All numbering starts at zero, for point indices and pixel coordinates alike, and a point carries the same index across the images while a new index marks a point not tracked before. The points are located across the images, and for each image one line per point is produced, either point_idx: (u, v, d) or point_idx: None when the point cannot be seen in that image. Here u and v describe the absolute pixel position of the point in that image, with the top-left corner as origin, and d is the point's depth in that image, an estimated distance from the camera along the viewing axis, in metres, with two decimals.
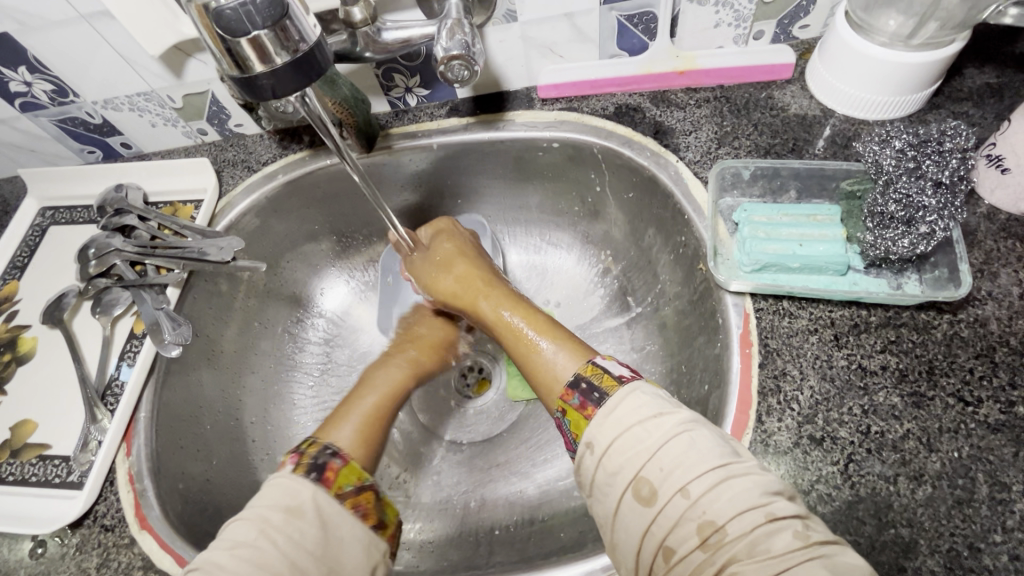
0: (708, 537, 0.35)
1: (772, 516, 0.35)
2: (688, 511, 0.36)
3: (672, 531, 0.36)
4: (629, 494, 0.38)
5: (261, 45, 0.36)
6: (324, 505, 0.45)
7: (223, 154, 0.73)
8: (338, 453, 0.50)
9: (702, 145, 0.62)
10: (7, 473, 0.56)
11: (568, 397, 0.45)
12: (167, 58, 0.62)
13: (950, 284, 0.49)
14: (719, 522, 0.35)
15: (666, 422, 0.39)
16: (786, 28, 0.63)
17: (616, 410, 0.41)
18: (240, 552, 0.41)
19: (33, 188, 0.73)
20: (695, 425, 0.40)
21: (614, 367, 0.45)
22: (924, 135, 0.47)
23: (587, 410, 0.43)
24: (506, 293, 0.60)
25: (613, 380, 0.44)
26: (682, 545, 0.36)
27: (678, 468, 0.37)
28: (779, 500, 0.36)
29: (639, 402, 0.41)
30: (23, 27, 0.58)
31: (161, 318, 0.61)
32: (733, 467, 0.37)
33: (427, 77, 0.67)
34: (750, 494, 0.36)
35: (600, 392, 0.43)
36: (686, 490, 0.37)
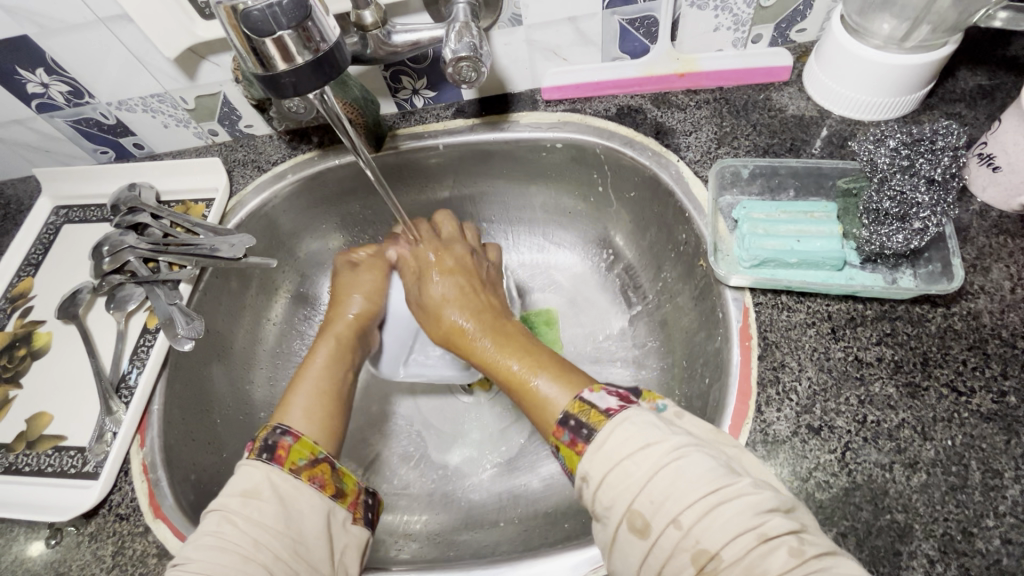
0: (704, 565, 0.35)
1: (765, 537, 0.35)
2: (682, 541, 0.36)
3: (669, 562, 0.37)
4: (624, 528, 0.39)
5: (284, 44, 0.38)
6: (279, 483, 0.47)
7: (234, 154, 0.74)
8: (288, 432, 0.51)
9: (702, 145, 0.64)
10: (23, 464, 0.57)
11: (559, 434, 0.44)
12: (182, 60, 0.63)
13: (943, 278, 0.51)
14: (712, 551, 0.36)
15: (655, 451, 0.39)
16: (783, 32, 0.65)
17: (606, 445, 0.41)
18: (207, 540, 0.43)
19: (48, 187, 0.75)
20: (681, 449, 0.39)
21: (601, 401, 0.44)
22: (916, 135, 0.48)
23: (579, 446, 0.43)
24: (505, 340, 0.55)
25: (601, 416, 0.43)
26: (679, 574, 0.36)
27: (668, 501, 0.37)
28: (772, 519, 0.36)
29: (626, 434, 0.41)
30: (42, 30, 0.59)
31: (174, 313, 0.62)
32: (723, 491, 0.37)
33: (434, 79, 0.69)
34: (742, 517, 0.36)
35: (589, 429, 0.42)
36: (679, 520, 0.37)
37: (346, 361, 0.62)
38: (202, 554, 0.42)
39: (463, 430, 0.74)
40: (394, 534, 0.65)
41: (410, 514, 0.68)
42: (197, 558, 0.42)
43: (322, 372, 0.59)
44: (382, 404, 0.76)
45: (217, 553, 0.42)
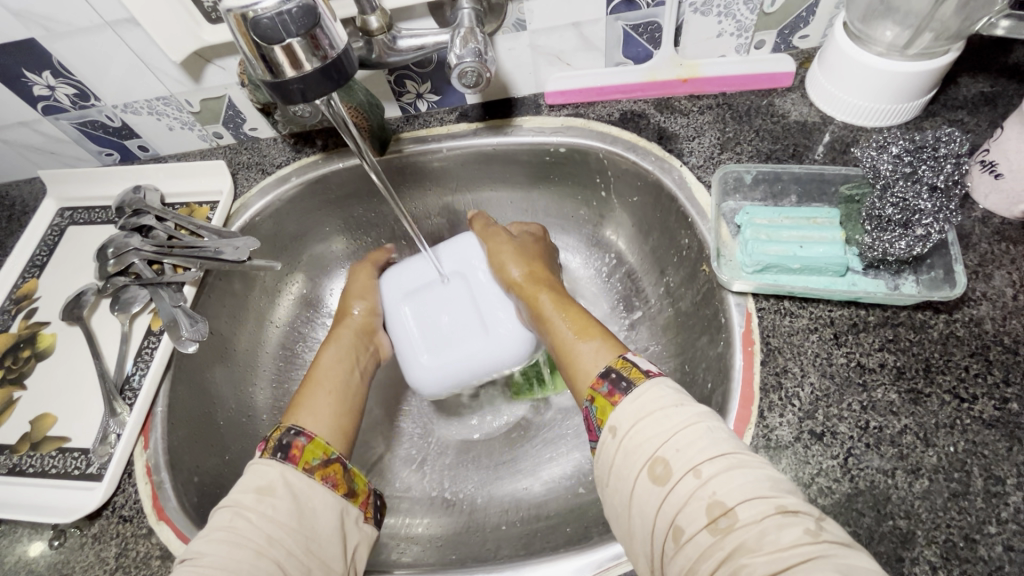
0: (717, 519, 0.35)
1: (784, 509, 0.35)
2: (699, 490, 0.36)
3: (682, 510, 0.36)
4: (644, 473, 0.39)
5: (294, 51, 0.38)
6: (294, 480, 0.48)
7: (238, 157, 0.75)
8: (302, 432, 0.52)
9: (705, 150, 0.64)
10: (27, 465, 0.57)
11: (597, 385, 0.46)
12: (188, 64, 0.64)
13: (945, 284, 0.51)
14: (727, 506, 0.35)
15: (686, 410, 0.41)
16: (786, 38, 0.66)
17: (640, 398, 0.42)
18: (220, 535, 0.43)
19: (53, 189, 0.75)
20: (709, 417, 0.41)
21: (643, 363, 0.46)
22: (920, 142, 0.48)
23: (614, 397, 0.44)
24: (577, 313, 0.58)
25: (641, 373, 0.44)
26: (691, 524, 0.36)
27: (692, 452, 0.38)
28: (790, 497, 0.36)
29: (663, 392, 0.42)
30: (49, 33, 0.60)
31: (178, 315, 0.62)
32: (747, 460, 0.38)
33: (438, 84, 0.69)
34: (761, 485, 0.36)
35: (628, 382, 0.44)
36: (698, 470, 0.37)
37: (357, 365, 0.65)
38: (213, 548, 0.42)
39: (465, 434, 0.74)
40: (396, 537, 0.66)
41: (412, 517, 0.68)
42: (206, 551, 0.42)
43: (335, 374, 0.62)
44: (384, 406, 0.76)
45: (232, 549, 0.42)
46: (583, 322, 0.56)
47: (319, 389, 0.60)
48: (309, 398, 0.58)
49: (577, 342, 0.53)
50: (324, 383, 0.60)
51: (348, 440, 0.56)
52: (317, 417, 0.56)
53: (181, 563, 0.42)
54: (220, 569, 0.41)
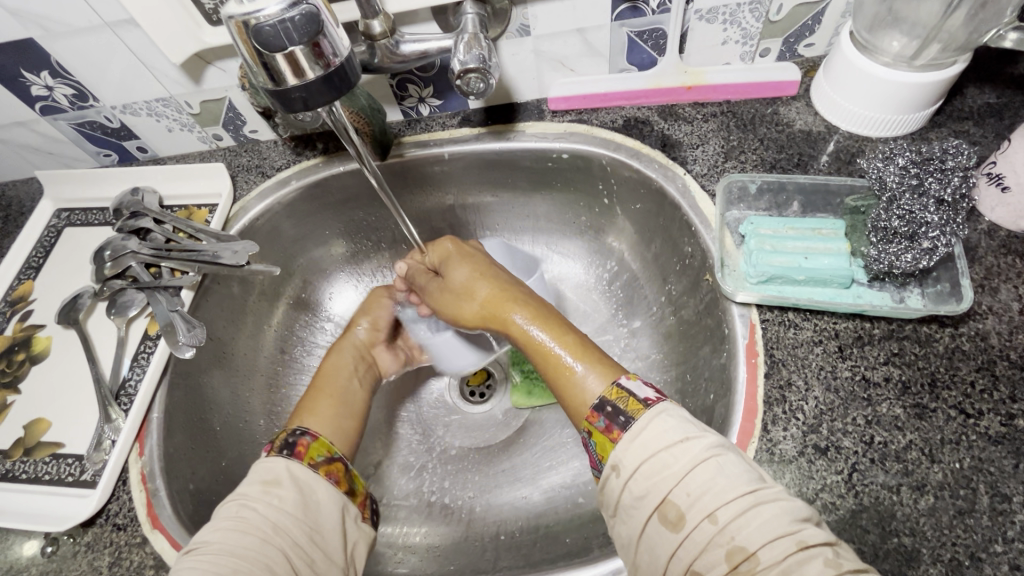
0: (738, 563, 0.35)
1: (804, 544, 0.35)
2: (717, 536, 0.36)
3: (701, 555, 0.36)
4: (655, 517, 0.38)
5: (295, 59, 0.37)
6: (298, 474, 0.48)
7: (238, 159, 0.74)
8: (307, 432, 0.52)
9: (709, 158, 0.64)
10: (20, 471, 0.57)
11: (594, 419, 0.44)
12: (188, 65, 0.63)
13: (952, 298, 0.50)
14: (749, 550, 0.35)
15: (694, 446, 0.39)
16: (792, 46, 0.65)
17: (643, 434, 0.41)
18: (225, 525, 0.43)
19: (50, 190, 0.75)
20: (720, 451, 0.39)
21: (639, 390, 0.44)
22: (926, 154, 0.48)
23: (613, 433, 0.43)
24: (533, 309, 0.55)
25: (639, 404, 0.43)
26: (711, 569, 0.36)
27: (706, 493, 0.37)
28: (809, 528, 0.36)
29: (666, 427, 0.41)
30: (48, 33, 0.59)
31: (176, 320, 0.61)
32: (762, 495, 0.37)
33: (440, 88, 0.68)
34: (779, 521, 0.36)
35: (626, 416, 0.43)
36: (714, 515, 0.36)
37: (355, 374, 0.64)
38: (221, 536, 0.43)
39: (465, 441, 0.73)
40: (394, 546, 0.65)
41: (409, 526, 0.67)
42: (213, 540, 0.42)
43: (335, 380, 0.61)
44: (384, 412, 0.76)
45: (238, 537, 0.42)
46: (539, 325, 0.53)
47: (320, 395, 0.59)
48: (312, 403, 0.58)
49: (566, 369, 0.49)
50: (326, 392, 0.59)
51: (351, 445, 0.55)
52: (319, 422, 0.55)
53: (183, 554, 0.42)
54: (224, 557, 0.41)
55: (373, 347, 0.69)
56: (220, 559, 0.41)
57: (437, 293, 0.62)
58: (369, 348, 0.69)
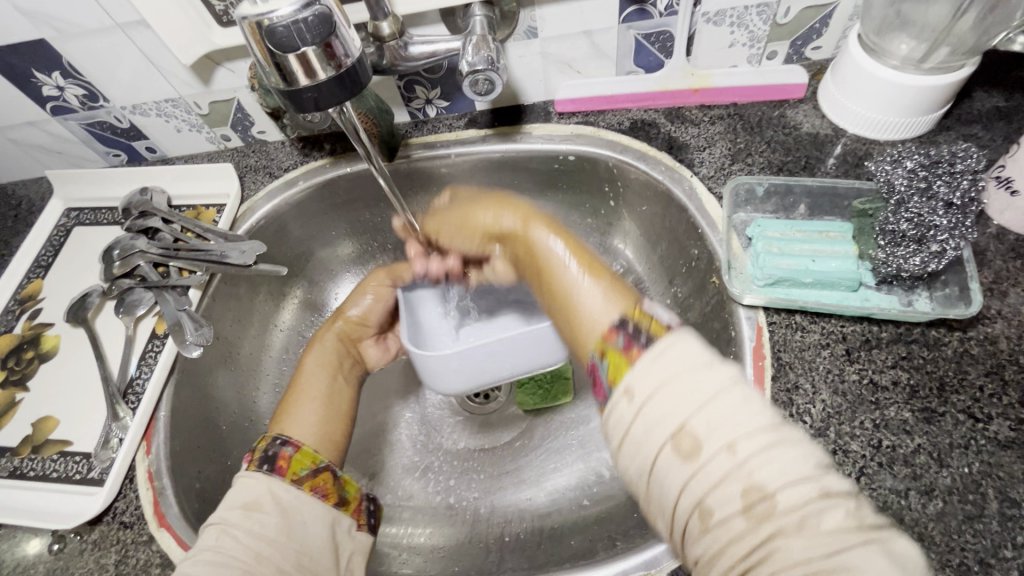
0: (754, 503, 0.29)
1: (828, 491, 0.29)
2: (735, 472, 0.29)
3: (714, 491, 0.30)
4: (667, 445, 0.31)
5: (308, 60, 0.38)
6: (281, 495, 0.47)
7: (246, 160, 0.74)
8: (288, 442, 0.51)
9: (716, 161, 0.64)
10: (28, 468, 0.57)
11: (609, 338, 0.37)
12: (197, 66, 0.64)
13: (960, 302, 0.50)
14: (768, 489, 0.29)
15: (719, 370, 0.32)
16: (799, 49, 0.65)
17: (665, 355, 0.33)
18: (205, 556, 0.42)
19: (60, 190, 0.75)
20: (747, 379, 0.33)
21: (661, 313, 0.37)
22: (935, 157, 0.48)
23: (631, 351, 0.35)
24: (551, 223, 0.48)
25: (663, 327, 0.35)
26: (723, 507, 0.29)
27: (729, 423, 0.30)
28: (835, 473, 0.30)
29: (690, 347, 0.33)
30: (60, 33, 0.60)
31: (183, 319, 0.62)
32: (786, 431, 0.31)
33: (447, 89, 0.69)
34: (807, 461, 0.30)
35: (649, 336, 0.35)
36: (736, 447, 0.30)
37: (339, 371, 0.64)
38: (201, 570, 0.41)
39: (470, 442, 0.74)
40: (398, 547, 0.65)
41: (414, 526, 0.67)
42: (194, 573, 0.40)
43: (318, 380, 0.61)
44: (389, 412, 0.76)
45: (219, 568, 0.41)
46: (565, 241, 0.46)
47: (303, 397, 0.59)
48: (295, 407, 0.58)
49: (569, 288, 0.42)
50: (309, 395, 0.59)
51: (337, 450, 0.56)
52: (306, 426, 0.56)
53: None
54: None
55: (359, 340, 0.69)
56: None
57: (438, 217, 0.57)
58: (352, 340, 0.68)
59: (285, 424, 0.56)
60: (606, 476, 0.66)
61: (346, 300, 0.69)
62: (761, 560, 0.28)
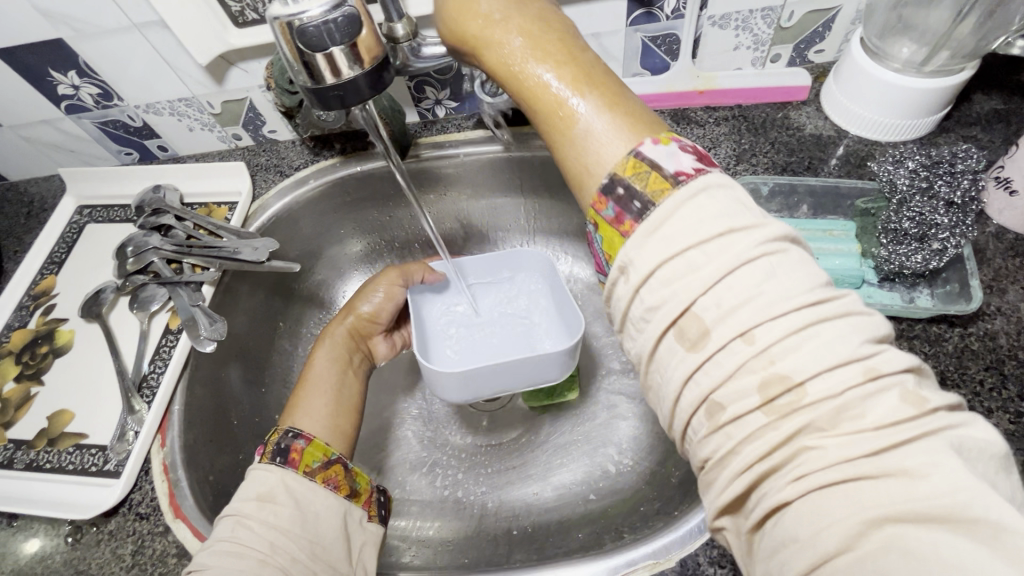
0: (775, 397, 0.26)
1: (874, 373, 0.26)
2: (754, 361, 0.27)
3: (728, 381, 0.27)
4: (670, 333, 0.29)
5: (335, 60, 0.39)
6: (294, 485, 0.48)
7: (257, 159, 0.76)
8: (300, 435, 0.52)
9: (721, 161, 0.65)
10: (44, 460, 0.58)
11: (600, 206, 0.33)
12: (212, 66, 0.65)
13: (962, 298, 0.51)
14: (795, 381, 0.26)
15: (739, 241, 0.29)
16: (802, 52, 0.67)
17: (668, 226, 0.30)
18: (222, 547, 0.43)
19: (72, 188, 0.76)
20: (776, 253, 0.29)
21: (665, 158, 0.31)
22: (935, 157, 0.49)
23: (624, 225, 0.32)
24: (554, 44, 0.36)
25: (664, 181, 0.31)
26: (736, 401, 0.27)
27: (749, 306, 0.27)
28: (886, 354, 0.27)
29: (700, 213, 0.29)
30: (78, 33, 0.61)
31: (198, 315, 0.63)
32: (825, 311, 0.27)
33: (457, 90, 0.70)
34: (846, 343, 0.26)
35: (643, 203, 0.31)
36: (751, 334, 0.27)
37: (347, 366, 0.65)
38: (218, 560, 0.42)
39: (477, 437, 0.75)
40: (407, 540, 0.66)
41: (423, 520, 0.68)
42: (212, 564, 0.42)
43: (326, 375, 0.62)
44: (397, 408, 0.77)
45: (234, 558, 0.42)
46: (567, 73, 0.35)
47: (311, 391, 0.60)
48: (304, 401, 0.58)
49: (569, 120, 0.35)
50: (316, 388, 0.60)
51: (347, 439, 0.57)
52: (313, 417, 0.56)
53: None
54: None
55: (367, 335, 0.70)
56: None
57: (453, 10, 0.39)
58: (363, 336, 0.70)
59: (292, 417, 0.56)
60: (612, 471, 0.67)
61: (357, 297, 0.69)
62: (787, 457, 0.26)
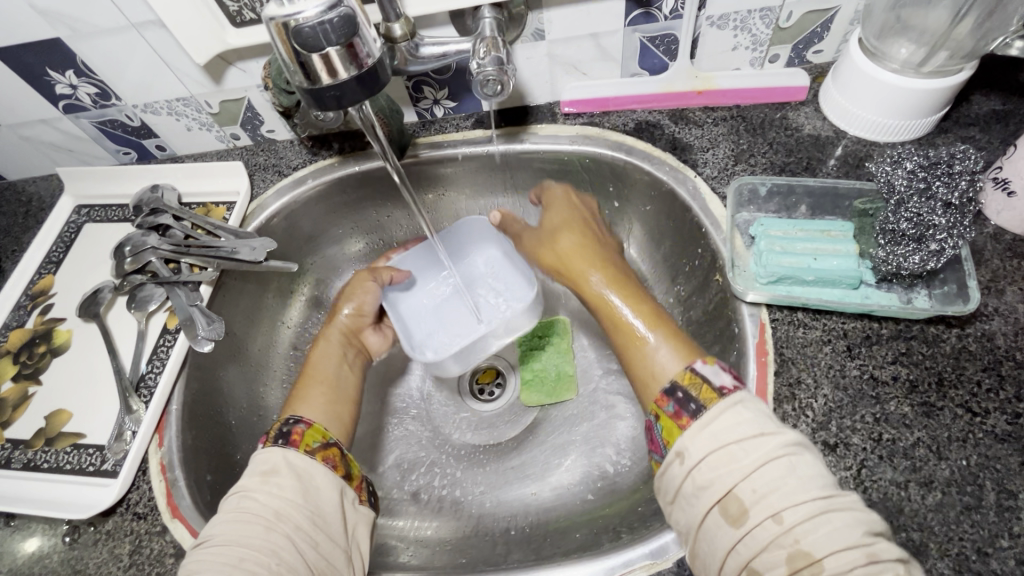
0: (800, 567, 0.35)
1: (873, 557, 0.35)
2: (781, 537, 0.37)
3: (761, 553, 0.37)
4: (716, 509, 0.39)
5: (331, 60, 0.39)
6: (296, 461, 0.48)
7: (255, 158, 0.76)
8: (300, 420, 0.52)
9: (719, 162, 0.65)
10: (42, 460, 0.58)
11: (663, 403, 0.46)
12: (210, 65, 0.65)
13: (959, 300, 0.51)
14: (814, 556, 0.35)
15: (770, 442, 0.40)
16: (801, 53, 0.67)
17: (713, 425, 0.42)
18: (230, 518, 0.44)
19: (70, 187, 0.76)
20: (796, 452, 0.40)
21: (715, 377, 0.45)
22: (933, 158, 0.49)
23: (681, 419, 0.44)
24: (610, 276, 0.59)
25: (713, 393, 0.44)
26: (770, 568, 0.36)
27: (773, 491, 0.38)
28: (881, 542, 0.36)
29: (737, 420, 0.41)
30: (75, 33, 0.61)
31: (195, 314, 0.63)
32: (834, 503, 0.37)
33: (455, 90, 0.70)
34: (850, 531, 0.36)
35: (697, 404, 0.44)
36: (780, 515, 0.37)
37: (345, 360, 0.65)
38: (227, 529, 0.43)
39: (475, 437, 0.75)
40: (405, 540, 0.66)
41: (421, 520, 0.68)
42: (221, 532, 0.43)
43: (325, 368, 0.62)
44: (393, 408, 0.77)
45: (242, 527, 0.43)
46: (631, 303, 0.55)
47: (312, 382, 0.60)
48: (306, 391, 0.59)
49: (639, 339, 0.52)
50: (316, 380, 0.60)
51: (347, 427, 0.57)
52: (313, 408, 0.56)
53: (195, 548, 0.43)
54: (236, 547, 0.42)
55: (359, 331, 0.69)
56: (231, 550, 0.41)
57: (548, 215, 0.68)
58: (356, 333, 0.69)
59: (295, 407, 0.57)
60: (610, 471, 0.67)
61: (340, 299, 0.69)
62: None
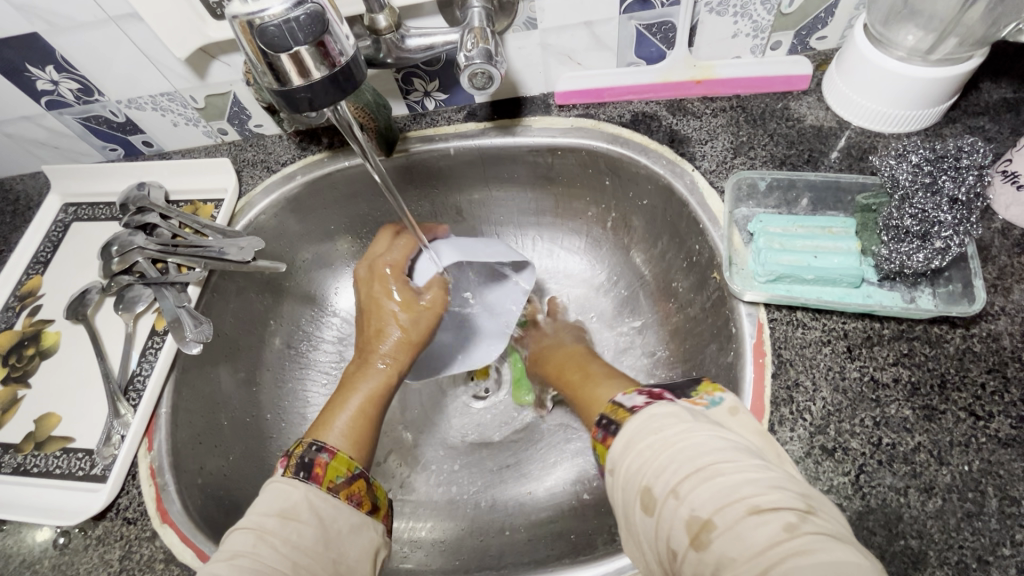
0: (697, 534, 0.34)
1: (757, 509, 0.33)
2: (679, 511, 0.35)
3: (670, 534, 0.35)
4: (634, 505, 0.38)
5: (301, 59, 0.37)
6: (319, 504, 0.45)
7: (243, 154, 0.74)
8: (324, 448, 0.49)
9: (718, 155, 0.63)
10: (31, 464, 0.57)
11: (594, 433, 0.45)
12: (192, 59, 0.63)
13: (963, 300, 0.50)
14: (705, 518, 0.34)
15: (665, 432, 0.39)
16: (804, 39, 0.64)
17: (627, 433, 0.41)
18: (241, 562, 0.40)
19: (57, 185, 0.75)
20: (692, 431, 0.38)
21: (629, 400, 0.44)
22: (940, 151, 0.47)
23: (607, 442, 0.43)
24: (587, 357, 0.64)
25: (626, 413, 0.43)
26: (679, 544, 0.35)
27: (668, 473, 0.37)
28: (771, 494, 0.34)
29: (644, 421, 0.41)
30: (52, 27, 0.59)
31: (182, 316, 0.62)
32: (722, 465, 0.36)
33: (446, 82, 0.68)
34: (736, 488, 0.34)
35: (616, 425, 0.43)
36: (676, 489, 0.36)
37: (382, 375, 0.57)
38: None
39: (470, 436, 0.74)
40: (400, 541, 0.65)
41: (415, 520, 0.67)
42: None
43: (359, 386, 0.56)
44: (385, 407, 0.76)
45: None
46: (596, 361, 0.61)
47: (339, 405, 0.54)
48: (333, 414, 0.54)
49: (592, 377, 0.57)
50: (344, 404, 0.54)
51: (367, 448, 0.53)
52: (348, 423, 0.53)
53: None
54: None
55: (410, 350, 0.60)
56: None
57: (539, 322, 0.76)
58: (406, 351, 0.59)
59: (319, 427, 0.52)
60: None
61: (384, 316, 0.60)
62: None
